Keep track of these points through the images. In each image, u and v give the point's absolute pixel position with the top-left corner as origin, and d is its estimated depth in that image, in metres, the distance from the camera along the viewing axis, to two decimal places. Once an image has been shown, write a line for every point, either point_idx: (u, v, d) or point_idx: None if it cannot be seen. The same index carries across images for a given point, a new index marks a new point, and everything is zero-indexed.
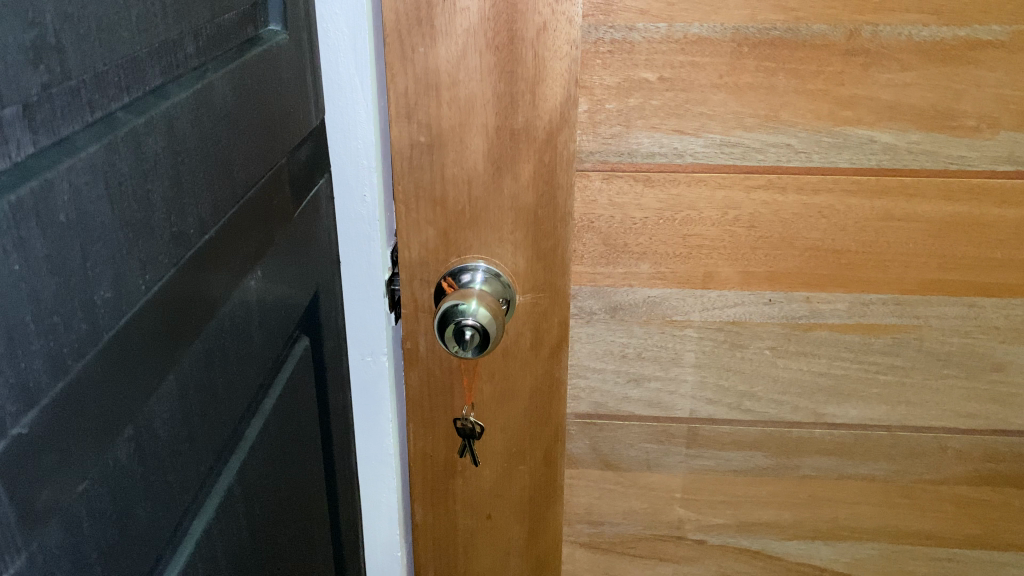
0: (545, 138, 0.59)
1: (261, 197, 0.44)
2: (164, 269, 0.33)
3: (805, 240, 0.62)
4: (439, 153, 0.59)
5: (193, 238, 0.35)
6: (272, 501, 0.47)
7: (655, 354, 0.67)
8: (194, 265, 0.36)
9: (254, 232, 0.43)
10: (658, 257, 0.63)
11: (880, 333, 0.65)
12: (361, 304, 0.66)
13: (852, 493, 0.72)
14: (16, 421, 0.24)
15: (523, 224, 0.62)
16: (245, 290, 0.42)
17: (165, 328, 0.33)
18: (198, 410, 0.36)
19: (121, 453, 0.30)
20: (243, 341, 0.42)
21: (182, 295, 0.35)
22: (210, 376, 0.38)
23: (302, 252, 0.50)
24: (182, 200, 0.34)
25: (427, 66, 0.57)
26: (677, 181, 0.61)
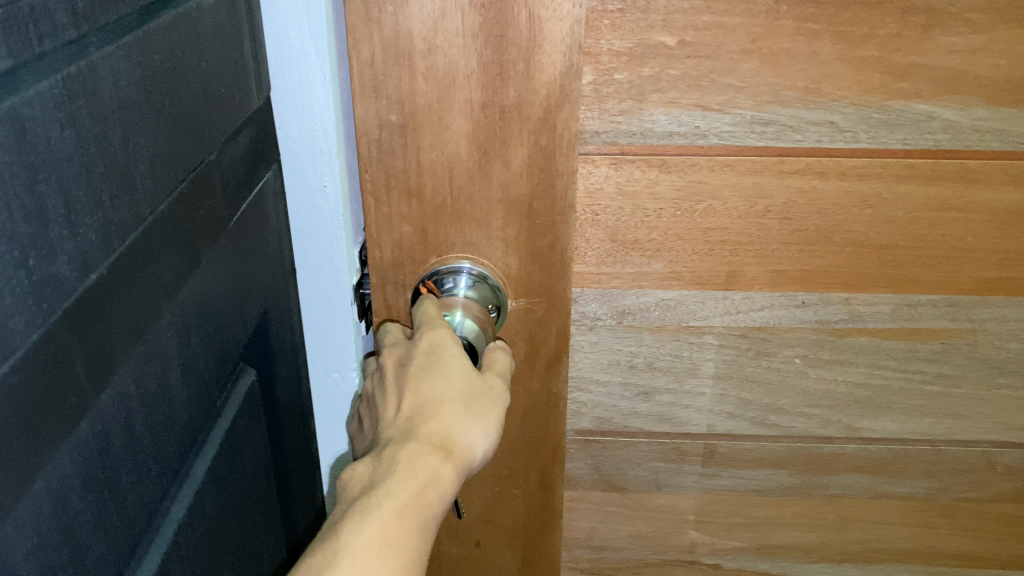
0: (542, 117, 0.49)
1: (182, 208, 0.34)
2: (17, 340, 0.23)
3: (847, 234, 0.53)
4: (414, 135, 0.49)
5: (68, 283, 0.25)
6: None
7: (669, 365, 0.58)
8: (75, 321, 0.26)
9: (172, 260, 0.33)
10: (675, 255, 0.54)
11: (927, 338, 0.57)
12: (324, 314, 0.56)
13: (887, 514, 0.64)
14: None
15: (516, 218, 0.52)
16: (159, 336, 0.32)
17: (24, 422, 0.23)
18: (84, 516, 0.27)
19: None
20: (156, 401, 0.32)
21: (54, 365, 0.25)
22: (103, 466, 0.28)
23: (242, 270, 0.41)
24: (46, 234, 0.24)
25: (398, 29, 0.46)
26: (699, 166, 0.51)
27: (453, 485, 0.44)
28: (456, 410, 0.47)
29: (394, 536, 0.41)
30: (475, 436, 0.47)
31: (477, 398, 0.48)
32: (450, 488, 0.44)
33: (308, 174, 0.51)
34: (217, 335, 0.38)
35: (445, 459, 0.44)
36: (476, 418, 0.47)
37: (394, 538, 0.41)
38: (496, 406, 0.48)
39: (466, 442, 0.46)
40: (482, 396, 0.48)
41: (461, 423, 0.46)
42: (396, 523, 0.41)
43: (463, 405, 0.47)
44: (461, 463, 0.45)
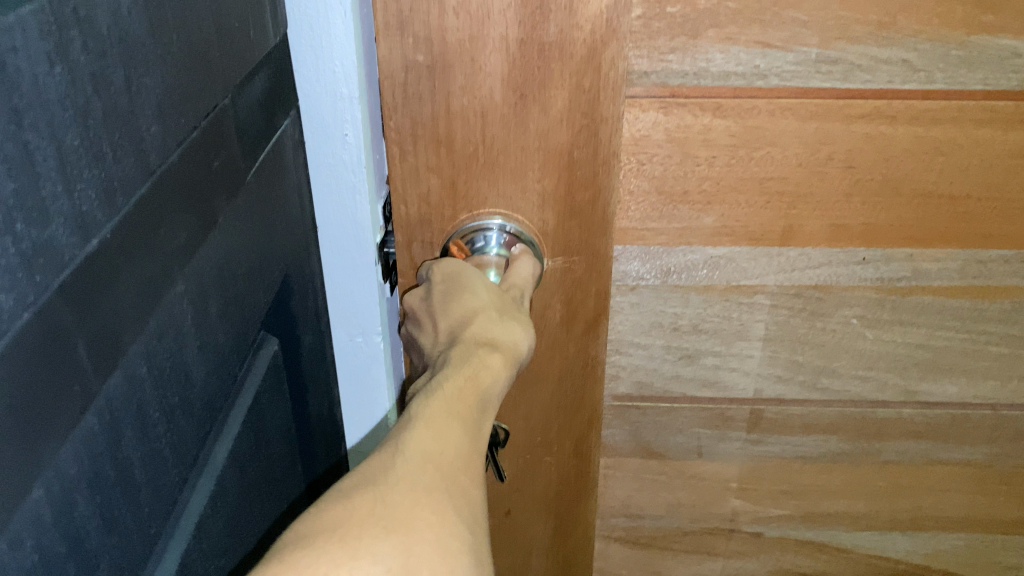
0: (585, 56, 0.44)
1: (193, 162, 0.30)
2: (2, 322, 0.19)
3: (916, 184, 0.49)
4: (444, 77, 0.45)
5: (65, 251, 0.21)
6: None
7: (716, 327, 0.54)
8: (74, 297, 0.22)
9: (184, 220, 0.29)
10: (727, 209, 0.50)
11: (996, 297, 0.52)
12: (347, 275, 0.52)
13: (942, 481, 0.60)
14: None
15: (554, 169, 0.48)
16: (172, 308, 0.28)
17: (16, 422, 0.20)
18: (89, 522, 0.24)
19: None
20: (170, 379, 0.29)
21: (51, 351, 0.21)
22: (113, 464, 0.25)
23: (257, 233, 0.37)
24: (39, 192, 0.20)
25: None
26: (757, 110, 0.47)
27: (505, 373, 0.41)
28: (491, 313, 0.43)
29: (458, 412, 0.36)
30: (517, 330, 0.43)
31: (507, 303, 0.45)
32: (503, 379, 0.40)
33: (328, 121, 0.46)
34: (232, 306, 0.35)
35: (491, 349, 0.41)
36: (512, 314, 0.44)
37: (456, 413, 0.36)
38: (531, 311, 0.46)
39: (511, 339, 0.43)
40: (511, 300, 0.45)
41: (500, 322, 0.43)
42: (459, 400, 0.37)
43: (497, 311, 0.44)
44: (509, 354, 0.42)
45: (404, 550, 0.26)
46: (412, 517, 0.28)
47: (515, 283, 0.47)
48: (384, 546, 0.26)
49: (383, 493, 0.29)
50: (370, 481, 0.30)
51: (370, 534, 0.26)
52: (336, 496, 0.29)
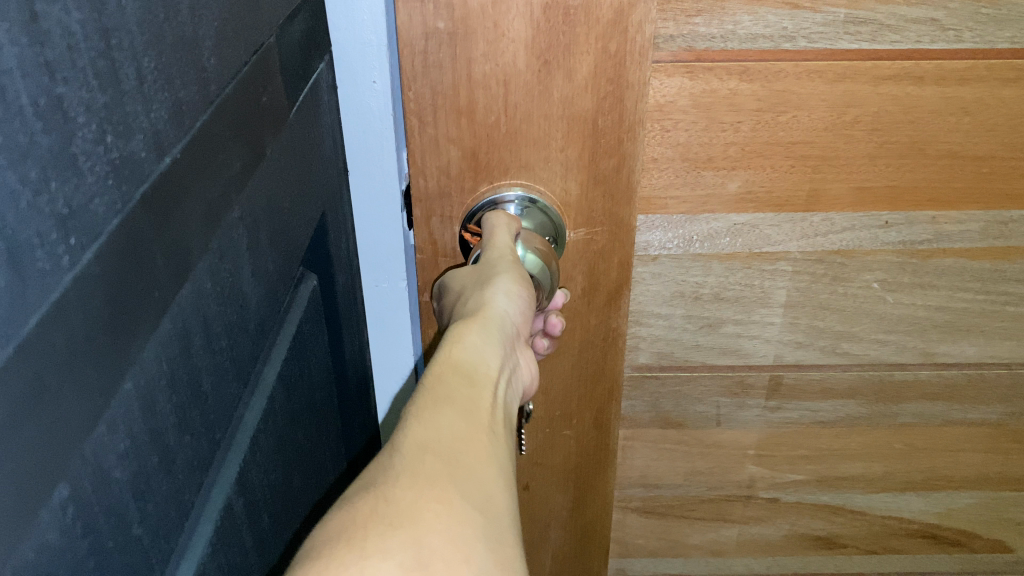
0: (612, 19, 0.43)
1: (249, 93, 0.32)
2: (98, 224, 0.21)
3: (941, 145, 0.48)
4: (466, 43, 0.44)
5: (145, 165, 0.23)
6: (269, 498, 0.38)
7: (738, 294, 0.54)
8: (154, 207, 0.24)
9: (242, 147, 0.31)
10: (752, 174, 0.49)
11: (1017, 257, 0.52)
12: (374, 223, 0.53)
13: (956, 440, 0.61)
14: None
15: (578, 137, 0.47)
16: (234, 232, 0.31)
17: (111, 316, 0.22)
18: (169, 423, 0.26)
19: (48, 532, 0.19)
20: (231, 296, 0.31)
21: (136, 254, 0.23)
22: (188, 371, 0.27)
23: (298, 172, 0.39)
24: (120, 108, 0.22)
25: None
26: (784, 73, 0.46)
27: (483, 336, 0.39)
28: (476, 294, 0.42)
29: (442, 389, 0.34)
30: (493, 294, 0.42)
31: (485, 273, 0.44)
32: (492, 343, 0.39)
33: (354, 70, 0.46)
34: (281, 234, 0.37)
35: (462, 326, 0.40)
36: (483, 282, 0.43)
37: (443, 391, 0.34)
38: (507, 263, 0.44)
39: (498, 305, 0.41)
40: (481, 269, 0.44)
41: (483, 297, 0.42)
42: (440, 379, 0.35)
43: (479, 290, 0.43)
44: (485, 319, 0.40)
45: (415, 543, 0.25)
46: (416, 509, 0.26)
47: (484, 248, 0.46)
48: (392, 542, 0.25)
49: (380, 492, 0.27)
50: (368, 483, 0.28)
51: (375, 532, 0.25)
52: (338, 508, 0.27)
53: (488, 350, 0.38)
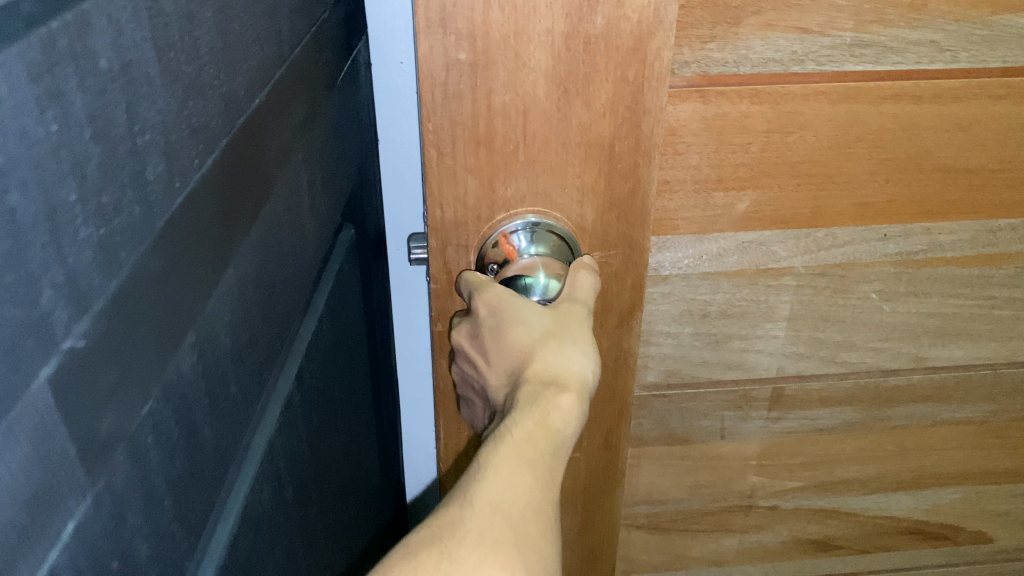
0: (631, 47, 0.43)
1: (309, 61, 0.43)
2: (214, 142, 0.31)
3: (937, 159, 0.50)
4: (486, 74, 0.43)
5: (243, 105, 0.33)
6: (317, 397, 0.49)
7: (744, 310, 0.55)
8: (247, 137, 0.34)
9: (304, 107, 0.42)
10: (760, 193, 0.50)
11: (1003, 263, 0.55)
12: (396, 183, 0.67)
13: (944, 438, 0.64)
14: (65, 333, 0.21)
15: (595, 163, 0.47)
16: (295, 173, 0.41)
17: (221, 213, 0.32)
18: (252, 310, 0.36)
19: (184, 364, 0.29)
20: (292, 221, 0.41)
21: (236, 172, 0.33)
22: (265, 273, 0.37)
23: (333, 137, 0.50)
24: (230, 60, 0.32)
25: None
26: (792, 95, 0.47)
27: (576, 410, 0.40)
28: (549, 344, 0.43)
29: (530, 457, 0.36)
30: (567, 354, 0.42)
31: (564, 326, 0.44)
32: (573, 418, 0.40)
33: (388, 51, 0.60)
34: (331, 182, 0.48)
35: (557, 391, 0.40)
36: (569, 340, 0.43)
37: (529, 458, 0.36)
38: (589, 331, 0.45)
39: (571, 368, 0.42)
40: (563, 322, 0.44)
41: (558, 353, 0.42)
42: (529, 445, 0.36)
43: (554, 340, 0.43)
44: (578, 391, 0.41)
45: None
46: None
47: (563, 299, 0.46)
48: None
49: (453, 553, 0.29)
50: (439, 534, 0.30)
51: None
52: (402, 555, 0.29)
53: (573, 430, 0.40)
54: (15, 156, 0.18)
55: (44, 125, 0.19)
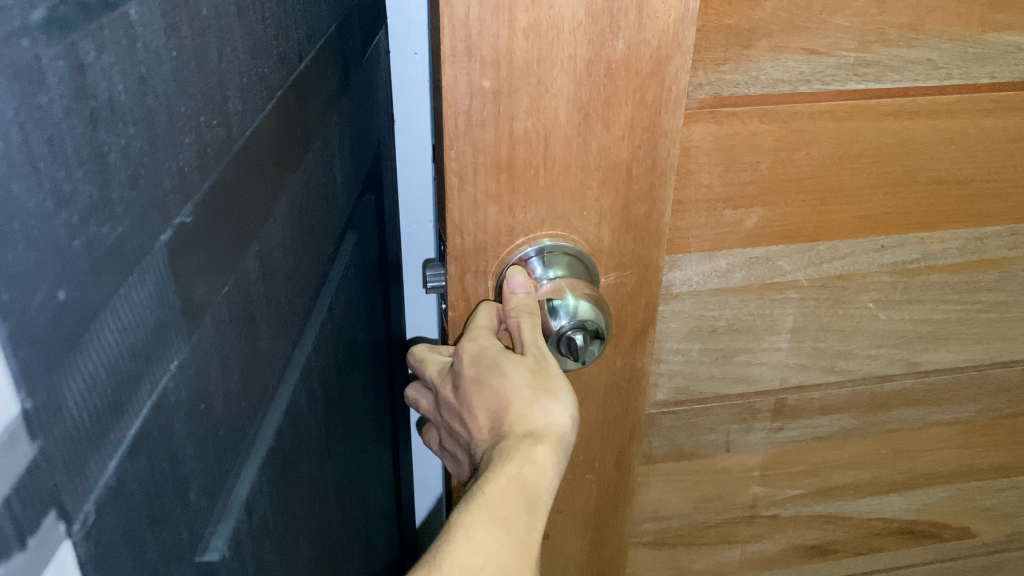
0: (650, 70, 0.44)
1: (336, 42, 0.55)
2: (273, 91, 0.42)
3: (932, 171, 0.52)
4: (509, 101, 0.43)
5: (292, 65, 0.45)
6: (342, 329, 0.61)
7: (750, 324, 0.56)
8: (297, 95, 0.46)
9: (336, 77, 0.55)
10: (768, 210, 0.51)
11: (990, 269, 0.57)
12: (410, 161, 0.78)
13: (933, 440, 0.66)
14: (178, 211, 0.31)
15: (613, 186, 0.47)
16: (327, 136, 0.54)
17: (277, 152, 0.43)
18: (294, 235, 0.48)
19: (247, 267, 0.40)
20: (324, 174, 0.54)
21: (286, 123, 0.45)
22: (304, 210, 0.50)
23: (356, 114, 0.62)
24: (285, 32, 0.44)
25: None
26: (799, 114, 0.48)
27: (551, 460, 0.42)
28: (525, 394, 0.43)
29: (504, 513, 0.38)
30: (543, 405, 0.43)
31: (540, 374, 0.44)
32: (550, 467, 0.41)
33: (403, 46, 0.73)
34: (350, 146, 0.60)
35: (532, 443, 0.42)
36: (543, 390, 0.44)
37: (503, 516, 0.38)
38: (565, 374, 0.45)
39: (549, 417, 0.43)
40: (538, 373, 0.44)
41: (534, 403, 0.43)
42: (503, 502, 0.38)
43: (531, 390, 0.43)
44: (553, 443, 0.42)
45: None
46: None
47: (536, 345, 0.45)
48: None
49: None
50: None
51: None
52: None
53: (551, 477, 0.41)
54: (150, 68, 0.28)
55: (171, 47, 0.30)
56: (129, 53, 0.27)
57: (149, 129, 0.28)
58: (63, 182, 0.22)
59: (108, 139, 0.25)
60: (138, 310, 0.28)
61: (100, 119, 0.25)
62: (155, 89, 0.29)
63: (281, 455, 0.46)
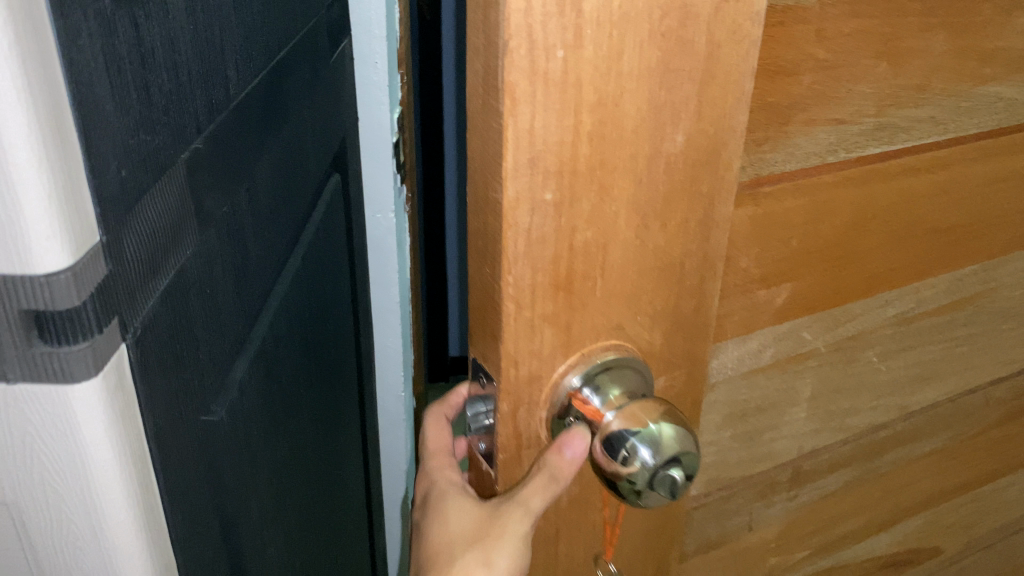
0: (706, 160, 0.40)
1: (309, 38, 0.70)
2: (256, 69, 0.58)
3: (928, 223, 0.53)
4: (571, 212, 0.38)
5: (271, 52, 0.61)
6: (306, 284, 0.75)
7: (774, 400, 0.53)
8: (274, 80, 0.62)
9: (308, 66, 0.70)
10: (795, 284, 0.49)
11: (965, 305, 0.59)
12: (372, 162, 0.92)
13: (915, 472, 0.67)
14: (192, 138, 0.46)
15: (666, 285, 0.43)
16: (303, 117, 0.69)
17: (262, 119, 0.59)
18: (274, 185, 0.63)
19: (240, 198, 0.55)
20: (294, 147, 0.68)
21: (267, 102, 0.60)
22: (280, 168, 0.65)
23: (327, 109, 0.77)
24: (263, 30, 0.59)
25: (571, 78, 0.35)
26: (825, 184, 0.47)
27: None
28: (460, 549, 0.47)
29: None
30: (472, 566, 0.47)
31: (480, 531, 0.46)
32: None
33: (366, 57, 0.85)
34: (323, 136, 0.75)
35: None
36: (476, 554, 0.46)
37: None
38: (505, 537, 0.44)
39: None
40: (479, 532, 0.46)
41: (465, 561, 0.47)
42: None
43: (465, 545, 0.47)
44: None
45: None
46: None
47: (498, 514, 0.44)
48: None
49: None
50: None
51: None
52: None
53: None
54: (178, 40, 0.44)
55: (188, 20, 0.45)
56: (165, 29, 0.42)
57: (173, 76, 0.43)
58: (124, 99, 0.36)
59: (149, 79, 0.40)
60: (161, 207, 0.42)
61: (145, 61, 0.39)
62: (176, 47, 0.44)
63: (261, 358, 0.62)
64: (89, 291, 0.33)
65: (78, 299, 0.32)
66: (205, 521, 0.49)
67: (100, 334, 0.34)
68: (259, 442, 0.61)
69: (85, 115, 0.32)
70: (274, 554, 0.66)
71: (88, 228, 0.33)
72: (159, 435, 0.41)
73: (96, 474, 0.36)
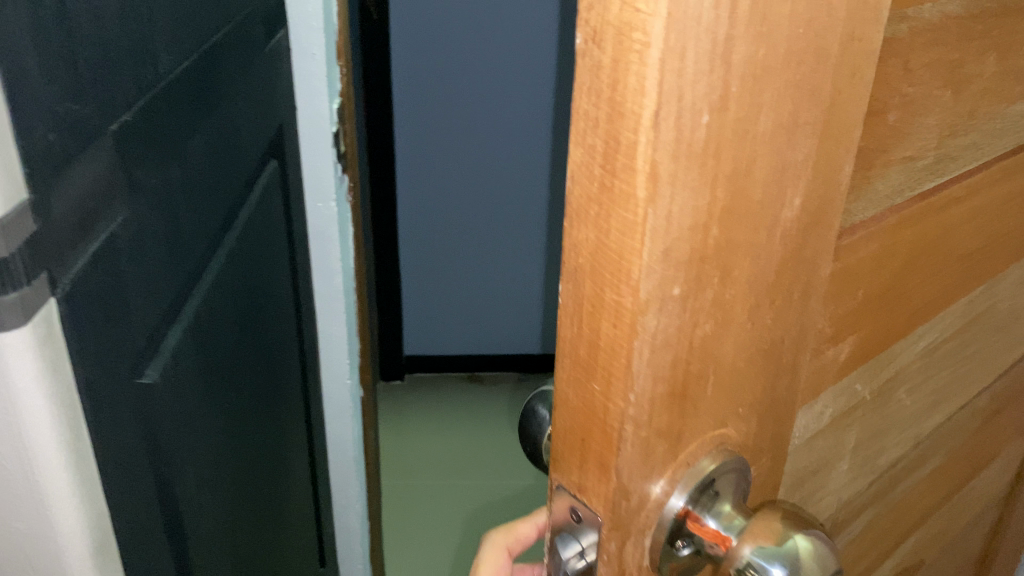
0: (813, 220, 0.34)
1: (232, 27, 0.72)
2: (182, 49, 0.61)
3: (958, 251, 0.50)
4: (693, 305, 0.31)
5: (205, 37, 0.66)
6: (240, 263, 0.77)
7: (825, 458, 0.49)
8: (203, 64, 0.65)
9: (232, 53, 0.72)
10: (856, 335, 0.44)
11: (972, 325, 0.57)
12: (315, 153, 0.95)
13: (916, 496, 0.65)
14: (125, 113, 0.51)
15: (765, 366, 0.37)
16: (228, 106, 0.71)
17: (191, 98, 0.63)
18: (204, 164, 0.67)
19: (171, 173, 0.59)
20: (223, 129, 0.71)
21: (195, 80, 0.63)
22: (211, 148, 0.68)
23: (252, 92, 0.77)
24: (194, 21, 0.63)
25: (709, 149, 0.28)
26: (891, 228, 0.42)
27: None
28: None
29: None
30: None
31: None
32: None
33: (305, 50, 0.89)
34: (253, 121, 0.77)
35: None
36: None
37: None
38: None
39: None
40: None
41: None
42: None
43: None
44: None
45: None
46: None
47: None
48: None
49: None
50: None
51: None
52: None
53: None
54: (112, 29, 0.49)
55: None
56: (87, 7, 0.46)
57: (101, 54, 0.48)
58: (50, 68, 0.42)
59: (75, 53, 0.45)
60: (82, 181, 0.45)
61: (73, 38, 0.44)
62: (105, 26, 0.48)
63: (197, 333, 0.65)
64: (19, 243, 0.39)
65: (7, 250, 0.38)
66: (140, 471, 0.54)
67: (29, 286, 0.40)
68: (197, 410, 0.65)
69: (12, 79, 0.38)
70: (216, 518, 0.70)
71: (16, 184, 0.38)
72: (90, 382, 0.46)
73: (24, 414, 0.42)
